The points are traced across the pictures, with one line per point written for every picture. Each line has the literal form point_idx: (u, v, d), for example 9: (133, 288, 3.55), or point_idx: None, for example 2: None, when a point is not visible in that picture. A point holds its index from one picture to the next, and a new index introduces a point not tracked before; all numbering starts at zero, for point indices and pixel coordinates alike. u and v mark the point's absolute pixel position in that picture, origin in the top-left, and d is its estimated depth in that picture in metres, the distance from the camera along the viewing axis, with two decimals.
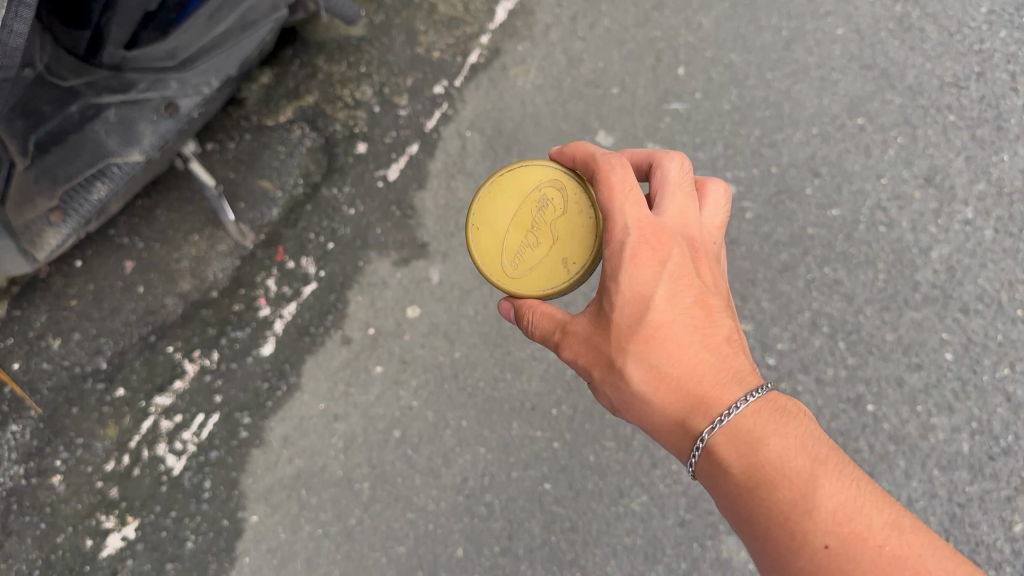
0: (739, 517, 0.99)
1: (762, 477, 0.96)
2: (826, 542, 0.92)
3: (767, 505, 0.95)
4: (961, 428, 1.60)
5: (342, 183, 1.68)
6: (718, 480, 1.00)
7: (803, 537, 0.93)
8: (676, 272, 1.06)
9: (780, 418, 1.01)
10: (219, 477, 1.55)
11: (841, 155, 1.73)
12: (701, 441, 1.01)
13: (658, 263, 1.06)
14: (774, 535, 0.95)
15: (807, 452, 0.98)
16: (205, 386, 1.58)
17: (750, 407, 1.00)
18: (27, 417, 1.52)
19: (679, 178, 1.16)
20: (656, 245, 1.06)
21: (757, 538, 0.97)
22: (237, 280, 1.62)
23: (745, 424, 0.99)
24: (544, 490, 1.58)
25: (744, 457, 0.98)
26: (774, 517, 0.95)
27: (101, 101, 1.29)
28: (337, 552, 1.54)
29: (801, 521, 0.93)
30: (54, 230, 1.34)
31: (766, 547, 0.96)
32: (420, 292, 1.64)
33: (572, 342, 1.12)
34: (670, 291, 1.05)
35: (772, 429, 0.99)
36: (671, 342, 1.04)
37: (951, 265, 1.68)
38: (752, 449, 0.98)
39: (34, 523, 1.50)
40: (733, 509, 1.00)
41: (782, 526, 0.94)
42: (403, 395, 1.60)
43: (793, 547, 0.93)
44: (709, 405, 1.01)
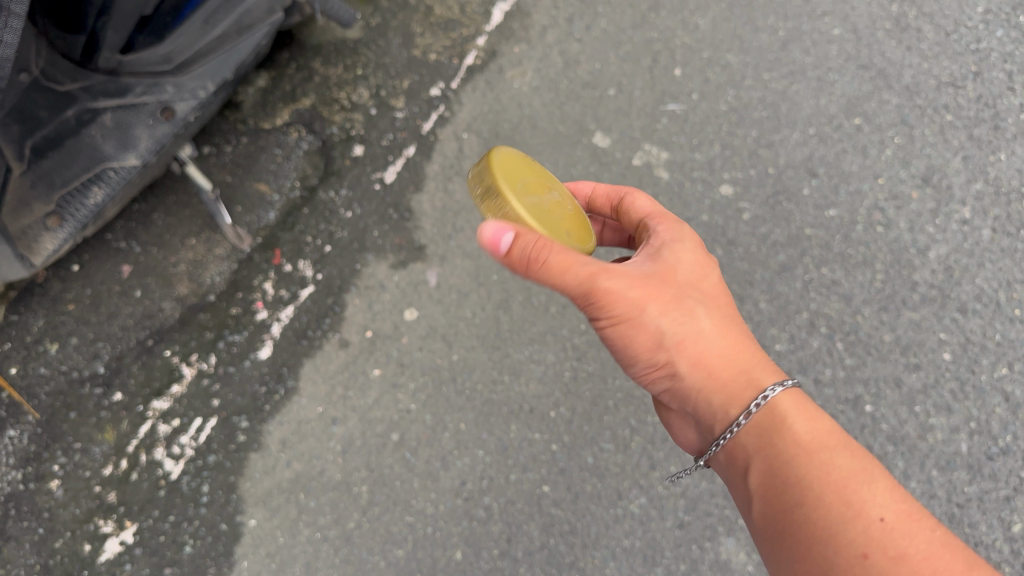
0: (790, 481, 0.99)
1: (820, 441, 1.01)
2: (883, 514, 0.93)
3: (826, 464, 0.98)
4: (960, 428, 1.60)
5: (339, 186, 1.68)
6: (774, 438, 1.03)
7: (862, 505, 0.94)
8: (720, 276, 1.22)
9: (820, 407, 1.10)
10: (217, 481, 1.54)
11: (839, 155, 1.73)
12: (769, 391, 1.06)
13: (710, 260, 1.21)
14: (830, 499, 0.95)
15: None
16: (203, 390, 1.58)
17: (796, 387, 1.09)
18: (25, 422, 1.52)
19: None
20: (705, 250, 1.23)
21: (809, 502, 0.97)
22: (234, 284, 1.62)
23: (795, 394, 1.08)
24: (542, 492, 1.58)
25: (803, 418, 1.04)
26: (832, 479, 0.97)
27: (97, 105, 1.30)
28: (336, 557, 1.53)
29: (860, 486, 0.96)
30: (52, 235, 1.33)
31: (816, 513, 0.95)
32: (417, 295, 1.64)
33: (622, 276, 1.09)
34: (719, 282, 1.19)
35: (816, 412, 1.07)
36: (724, 312, 1.16)
37: (949, 265, 1.68)
38: (806, 414, 1.05)
39: (32, 528, 1.49)
40: (785, 468, 1.00)
41: (840, 490, 0.96)
42: (401, 398, 1.60)
43: (850, 513, 0.93)
44: (758, 370, 1.10)
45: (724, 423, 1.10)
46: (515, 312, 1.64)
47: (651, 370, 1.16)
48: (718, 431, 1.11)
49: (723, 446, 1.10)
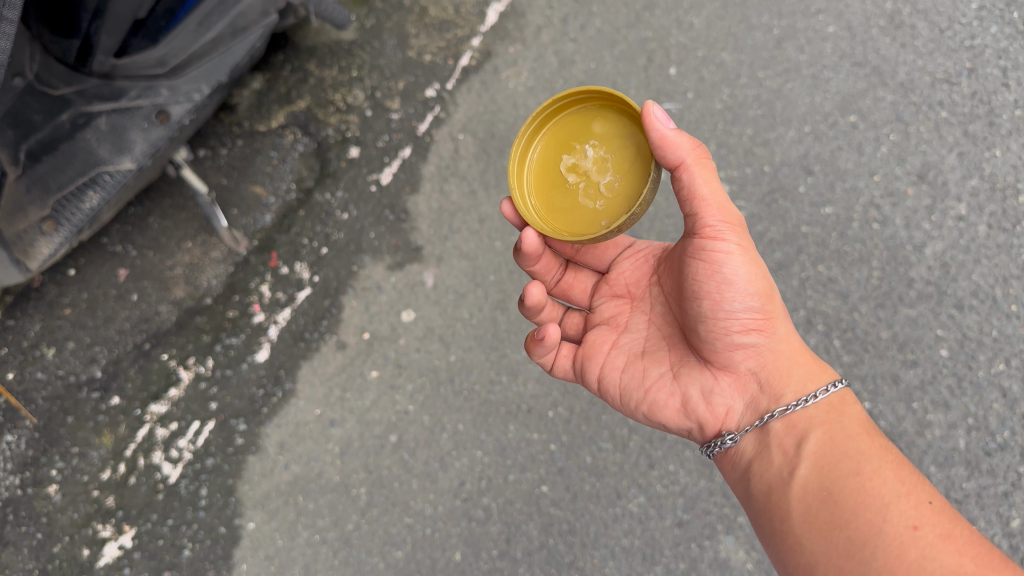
0: (851, 453, 1.05)
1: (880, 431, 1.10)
2: (932, 499, 0.99)
3: (887, 446, 1.06)
4: (958, 425, 1.60)
5: (335, 188, 1.67)
6: (842, 417, 1.11)
7: (916, 487, 1.00)
8: None
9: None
10: (215, 485, 1.54)
11: (834, 153, 1.73)
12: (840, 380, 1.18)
13: None
14: (888, 473, 1.02)
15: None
16: (200, 394, 1.58)
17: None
18: (22, 427, 1.52)
19: None
20: None
21: (864, 472, 1.02)
22: (230, 286, 1.62)
23: None
24: (541, 493, 1.58)
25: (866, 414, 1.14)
26: (892, 458, 1.04)
27: (92, 109, 1.31)
28: (335, 558, 1.53)
29: (914, 472, 1.03)
30: (47, 240, 1.31)
31: (871, 482, 1.01)
32: (415, 296, 1.64)
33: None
34: None
35: None
36: None
37: (945, 261, 1.68)
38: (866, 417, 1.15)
39: (31, 533, 1.50)
40: (846, 440, 1.07)
41: (899, 468, 1.03)
42: (400, 399, 1.60)
43: (903, 489, 0.99)
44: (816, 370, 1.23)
45: (797, 391, 1.16)
46: (513, 312, 1.64)
47: (751, 318, 1.20)
48: (788, 398, 1.16)
49: (785, 413, 1.15)
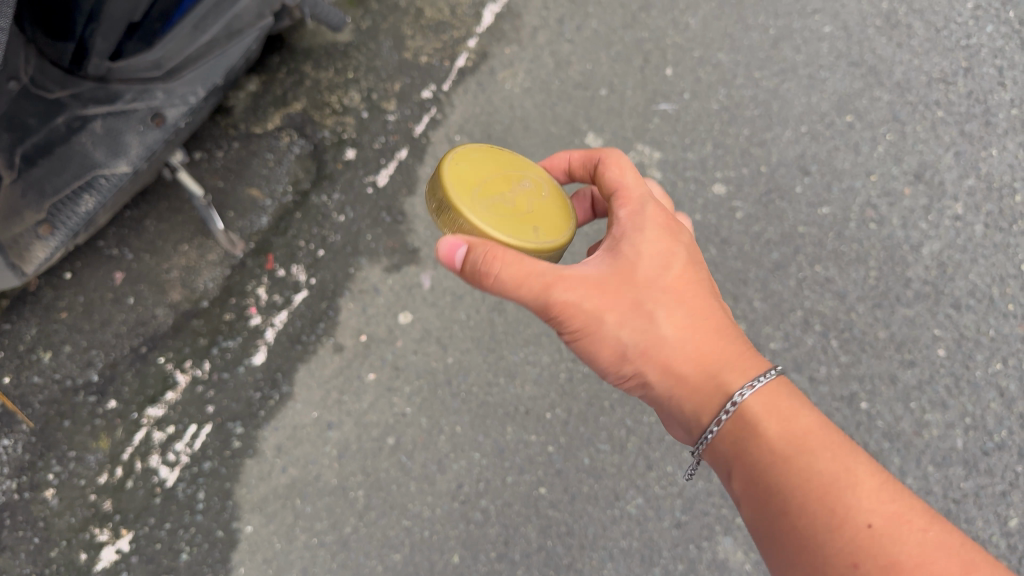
0: (770, 494, 0.98)
1: (799, 443, 0.98)
2: (869, 522, 0.90)
3: (807, 470, 0.96)
4: (955, 424, 1.60)
5: (332, 190, 1.67)
6: (752, 442, 1.01)
7: (847, 513, 0.91)
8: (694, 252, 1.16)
9: (793, 392, 1.05)
10: (213, 488, 1.54)
11: (831, 153, 1.73)
12: (738, 397, 1.03)
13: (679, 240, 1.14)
14: (812, 508, 0.93)
15: (833, 425, 1.02)
16: (197, 397, 1.57)
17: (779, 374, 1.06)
18: (19, 431, 1.52)
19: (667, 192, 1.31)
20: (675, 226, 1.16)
21: (791, 510, 0.95)
22: (227, 289, 1.61)
23: (786, 395, 1.04)
24: (539, 495, 1.57)
25: (785, 421, 1.01)
26: (811, 489, 0.94)
27: (87, 113, 1.31)
28: (333, 562, 1.53)
29: (843, 493, 0.93)
30: (42, 244, 1.31)
31: (800, 521, 0.94)
32: (412, 298, 1.64)
33: (577, 285, 1.07)
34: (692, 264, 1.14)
35: (802, 402, 1.04)
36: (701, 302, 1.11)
37: (943, 261, 1.68)
38: (792, 415, 1.01)
39: (27, 538, 1.48)
40: (764, 474, 0.99)
41: (821, 500, 0.93)
42: (397, 402, 1.60)
43: (833, 523, 0.91)
44: (736, 370, 1.06)
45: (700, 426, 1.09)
46: (509, 314, 1.65)
47: (623, 378, 1.15)
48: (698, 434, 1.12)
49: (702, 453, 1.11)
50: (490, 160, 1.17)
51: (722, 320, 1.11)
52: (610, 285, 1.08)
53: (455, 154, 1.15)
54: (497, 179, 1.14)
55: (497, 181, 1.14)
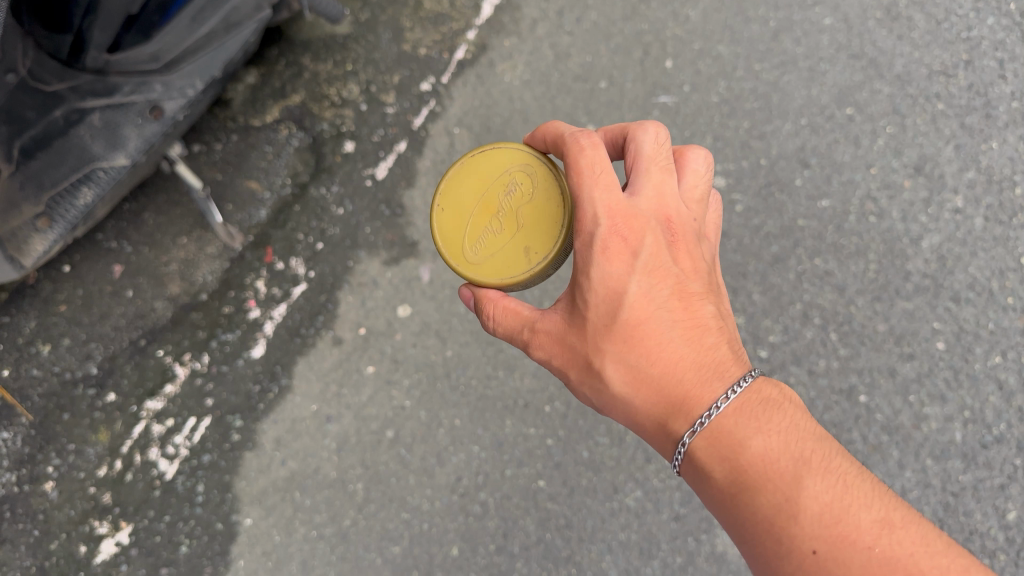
0: (731, 530, 0.97)
1: (746, 483, 0.93)
2: (813, 547, 0.89)
3: (752, 513, 0.93)
4: (954, 418, 1.60)
5: (330, 182, 1.67)
6: (702, 483, 0.98)
7: (791, 542, 0.90)
8: (650, 263, 1.02)
9: (753, 418, 0.96)
10: (212, 481, 1.54)
11: (831, 146, 1.73)
12: (683, 445, 0.98)
13: (630, 256, 1.01)
14: (761, 550, 0.92)
15: (791, 451, 0.94)
16: (197, 390, 1.57)
17: (733, 404, 0.97)
18: (18, 424, 1.52)
19: (655, 151, 1.09)
20: (628, 234, 1.02)
21: (746, 541, 0.95)
22: (226, 282, 1.61)
23: (727, 425, 0.96)
24: (538, 487, 1.58)
25: (726, 462, 0.95)
26: (759, 530, 0.92)
27: (85, 105, 1.30)
28: (333, 554, 1.54)
29: (788, 526, 0.90)
30: (41, 236, 1.33)
31: (755, 559, 0.94)
32: (411, 291, 1.63)
33: (544, 343, 1.08)
34: (645, 284, 1.01)
35: (754, 428, 0.95)
36: (653, 335, 1.00)
37: (942, 254, 1.68)
38: (735, 452, 0.95)
39: (28, 530, 1.50)
40: (721, 515, 0.97)
41: (766, 537, 0.92)
42: (396, 394, 1.60)
43: (781, 558, 0.90)
44: (691, 406, 0.98)
45: None
46: None
47: None
48: None
49: None
50: (471, 180, 1.15)
51: (683, 349, 1.01)
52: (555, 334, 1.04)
53: (439, 203, 1.17)
54: (480, 208, 1.13)
55: (482, 208, 1.13)
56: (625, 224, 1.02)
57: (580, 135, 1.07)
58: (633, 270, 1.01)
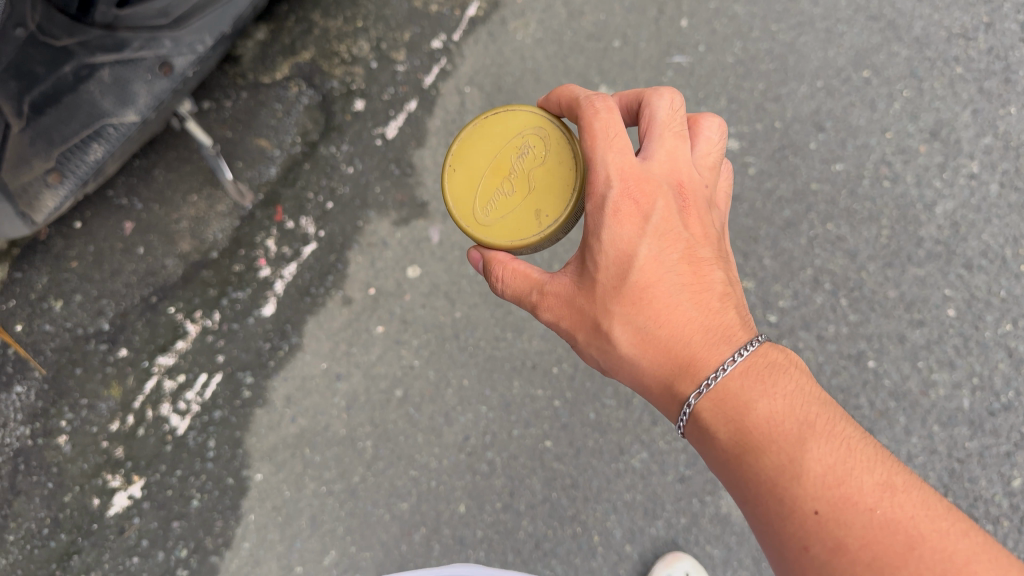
0: (734, 491, 0.97)
1: (749, 444, 0.93)
2: (815, 508, 0.88)
3: (755, 473, 0.92)
4: (962, 384, 1.60)
5: (340, 142, 1.66)
6: (706, 444, 0.98)
7: (793, 504, 0.89)
8: (660, 227, 1.02)
9: (759, 381, 0.96)
10: (223, 436, 1.55)
11: (846, 109, 1.71)
12: (688, 406, 0.98)
13: (641, 219, 1.01)
14: (762, 509, 0.92)
15: (796, 414, 0.93)
16: (207, 347, 1.58)
17: (739, 367, 0.97)
18: (31, 378, 1.54)
19: (669, 117, 1.08)
20: (639, 197, 1.01)
21: (748, 502, 0.94)
22: (236, 241, 1.62)
23: (732, 387, 0.96)
24: (545, 448, 1.59)
25: (731, 424, 0.95)
26: (761, 489, 0.92)
27: (95, 61, 1.31)
28: (341, 509, 1.55)
29: (789, 487, 0.89)
30: (51, 192, 1.31)
31: (756, 518, 0.93)
32: (420, 252, 1.64)
33: (552, 305, 1.08)
34: (655, 247, 1.01)
35: (759, 391, 0.95)
36: (661, 298, 1.00)
37: (955, 221, 1.66)
38: (740, 414, 0.94)
39: (42, 483, 1.51)
40: (724, 476, 0.97)
41: (768, 497, 0.91)
42: (405, 354, 1.61)
43: (781, 518, 0.89)
44: (697, 368, 0.98)
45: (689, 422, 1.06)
46: None
47: None
48: None
49: None
50: (483, 142, 1.13)
51: (691, 312, 1.00)
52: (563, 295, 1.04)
53: (450, 164, 1.15)
54: (492, 170, 1.12)
55: (494, 170, 1.12)
56: (634, 186, 1.01)
57: (594, 98, 1.06)
58: (641, 233, 1.01)
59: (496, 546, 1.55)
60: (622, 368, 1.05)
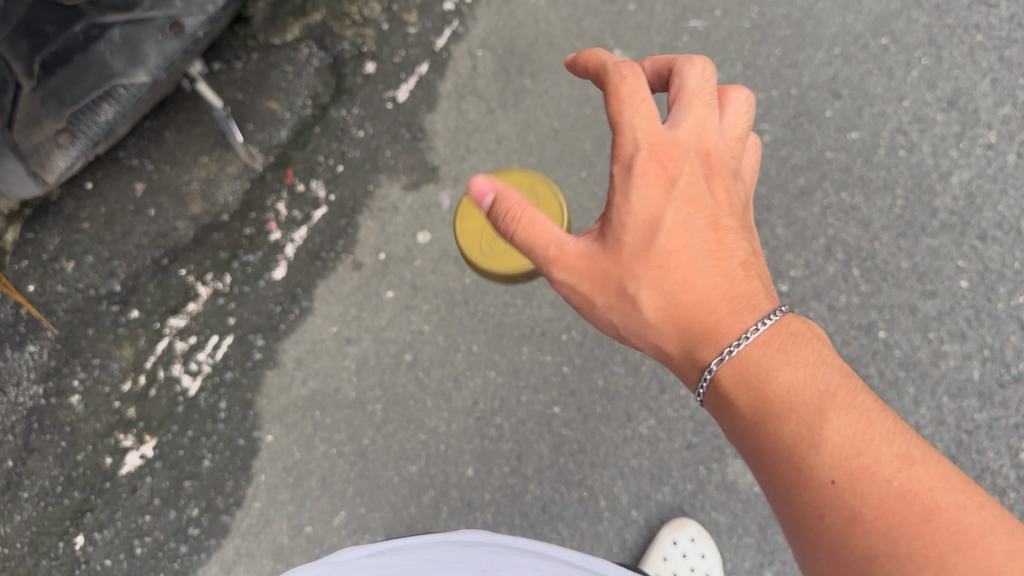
0: (752, 461, 0.97)
1: (769, 412, 0.93)
2: (832, 477, 0.88)
3: (774, 441, 0.93)
4: (973, 356, 1.59)
5: (351, 105, 1.65)
6: (726, 413, 0.98)
7: (810, 472, 0.89)
8: (687, 194, 1.01)
9: (784, 349, 0.96)
10: (234, 398, 1.57)
11: (863, 76, 1.68)
12: (709, 374, 0.98)
13: (668, 185, 1.01)
14: (779, 478, 0.92)
15: (817, 384, 0.93)
16: (219, 309, 1.59)
17: (762, 336, 0.97)
18: (44, 338, 1.55)
19: (701, 84, 1.06)
20: (667, 164, 1.01)
21: (765, 471, 0.95)
22: (247, 203, 1.61)
23: (754, 356, 0.96)
24: (553, 414, 1.59)
25: (752, 391, 0.95)
26: (779, 457, 0.92)
27: (105, 20, 1.29)
28: (351, 471, 1.56)
29: (807, 455, 0.90)
30: (63, 153, 1.33)
31: (773, 488, 0.94)
32: (430, 218, 1.63)
33: None
34: (681, 214, 1.01)
35: (781, 361, 0.95)
36: (685, 264, 1.00)
37: (971, 191, 1.65)
38: (761, 382, 0.94)
39: (55, 442, 1.53)
40: (743, 445, 0.97)
41: (786, 465, 0.91)
42: (415, 319, 1.61)
43: (796, 486, 0.90)
44: (719, 337, 0.98)
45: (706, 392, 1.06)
46: None
47: None
48: None
49: None
50: None
51: (715, 278, 1.00)
52: (589, 256, 1.03)
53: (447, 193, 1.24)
54: None
55: None
56: (662, 150, 1.01)
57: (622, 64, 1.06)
58: (668, 197, 1.00)
59: (504, 510, 1.56)
60: (644, 334, 1.04)
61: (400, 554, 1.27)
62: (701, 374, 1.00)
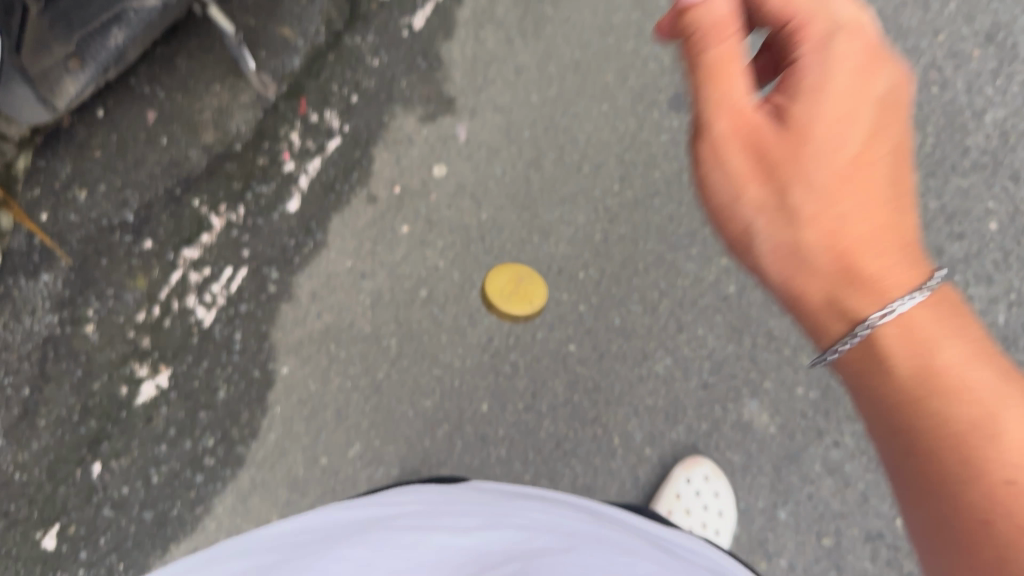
0: (895, 445, 0.76)
1: (944, 379, 0.73)
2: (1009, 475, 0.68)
3: (943, 416, 0.72)
4: (999, 300, 1.55)
5: (366, 32, 1.65)
6: (872, 380, 0.78)
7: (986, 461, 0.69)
8: (888, 107, 0.84)
9: (954, 320, 0.77)
10: (249, 330, 1.56)
11: (898, 9, 1.62)
12: (867, 326, 0.78)
13: (870, 89, 0.83)
14: (939, 462, 0.71)
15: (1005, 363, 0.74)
16: (232, 241, 1.58)
17: (940, 291, 0.78)
18: (58, 268, 1.51)
19: None
20: (873, 65, 0.84)
21: (911, 454, 0.74)
22: (260, 133, 1.60)
23: (923, 318, 0.77)
24: (568, 351, 1.57)
25: (924, 349, 0.75)
26: (942, 437, 0.71)
27: None
28: (366, 405, 1.56)
29: (981, 442, 0.69)
30: (73, 78, 1.32)
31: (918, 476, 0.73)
32: (446, 150, 1.62)
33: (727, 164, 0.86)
34: (877, 128, 0.84)
35: (958, 329, 0.76)
36: (867, 188, 0.82)
37: (1005, 130, 1.61)
38: (935, 344, 0.75)
39: (71, 370, 1.50)
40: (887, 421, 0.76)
41: (950, 445, 0.71)
42: (430, 255, 1.59)
43: (963, 473, 0.69)
44: (891, 282, 0.79)
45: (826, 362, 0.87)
46: (547, 171, 1.62)
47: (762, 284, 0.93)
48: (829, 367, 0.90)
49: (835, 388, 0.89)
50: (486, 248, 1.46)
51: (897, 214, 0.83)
52: (768, 135, 0.84)
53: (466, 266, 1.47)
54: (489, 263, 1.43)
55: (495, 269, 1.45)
56: (867, 49, 0.85)
57: None
58: (871, 101, 0.83)
59: (518, 446, 1.55)
60: (792, 260, 0.84)
61: (410, 498, 1.11)
62: (851, 325, 0.80)
